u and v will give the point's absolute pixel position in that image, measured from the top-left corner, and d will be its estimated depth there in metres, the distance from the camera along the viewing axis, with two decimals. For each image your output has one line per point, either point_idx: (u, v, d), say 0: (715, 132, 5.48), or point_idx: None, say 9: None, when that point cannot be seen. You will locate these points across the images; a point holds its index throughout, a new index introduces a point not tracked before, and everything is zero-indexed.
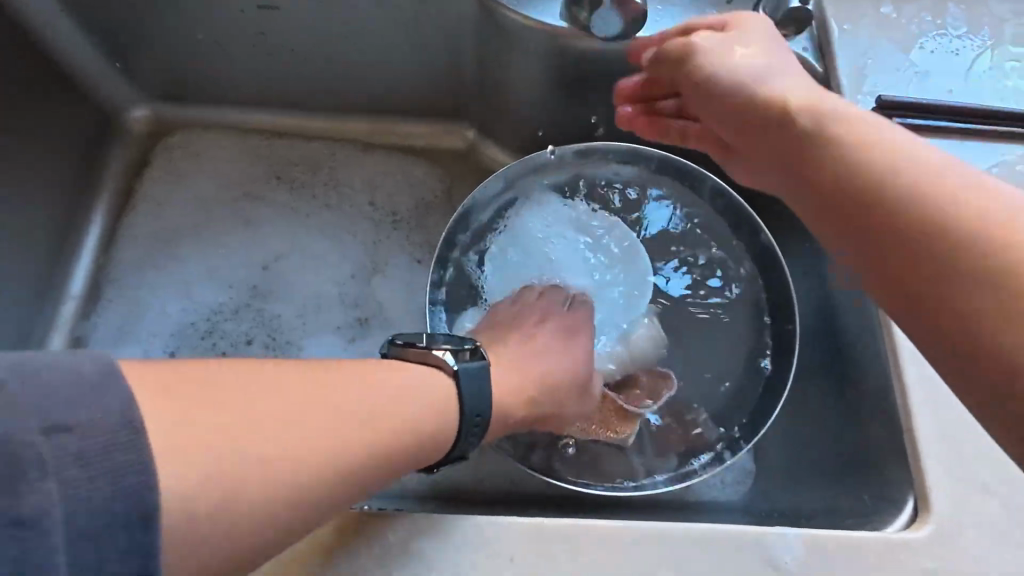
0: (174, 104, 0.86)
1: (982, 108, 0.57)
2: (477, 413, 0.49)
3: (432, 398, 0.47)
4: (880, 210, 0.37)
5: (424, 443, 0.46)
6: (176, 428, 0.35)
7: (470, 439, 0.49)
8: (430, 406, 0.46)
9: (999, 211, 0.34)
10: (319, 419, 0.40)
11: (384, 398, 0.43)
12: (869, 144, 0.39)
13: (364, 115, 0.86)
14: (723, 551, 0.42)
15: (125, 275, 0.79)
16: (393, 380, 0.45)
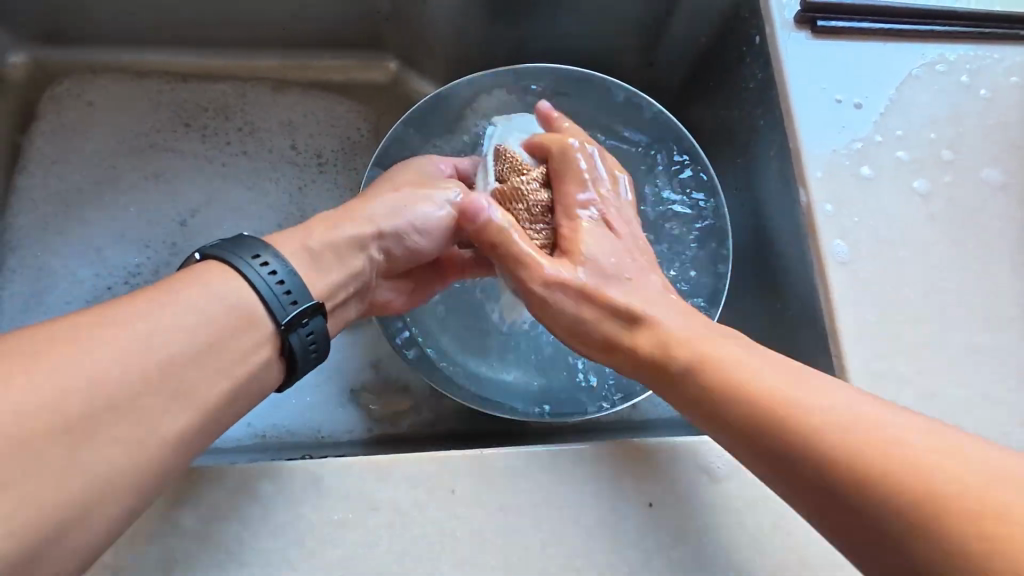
0: (57, 48, 0.77)
1: (901, 4, 0.56)
2: (282, 289, 0.42)
3: (236, 312, 0.40)
4: (805, 471, 0.35)
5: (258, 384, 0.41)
6: None
7: (308, 351, 0.44)
8: (242, 339, 0.40)
9: (876, 422, 0.35)
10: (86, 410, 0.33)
11: (182, 332, 0.37)
12: (769, 389, 0.38)
13: (274, 50, 0.79)
14: (660, 463, 0.43)
15: (25, 243, 0.72)
16: (194, 304, 0.38)
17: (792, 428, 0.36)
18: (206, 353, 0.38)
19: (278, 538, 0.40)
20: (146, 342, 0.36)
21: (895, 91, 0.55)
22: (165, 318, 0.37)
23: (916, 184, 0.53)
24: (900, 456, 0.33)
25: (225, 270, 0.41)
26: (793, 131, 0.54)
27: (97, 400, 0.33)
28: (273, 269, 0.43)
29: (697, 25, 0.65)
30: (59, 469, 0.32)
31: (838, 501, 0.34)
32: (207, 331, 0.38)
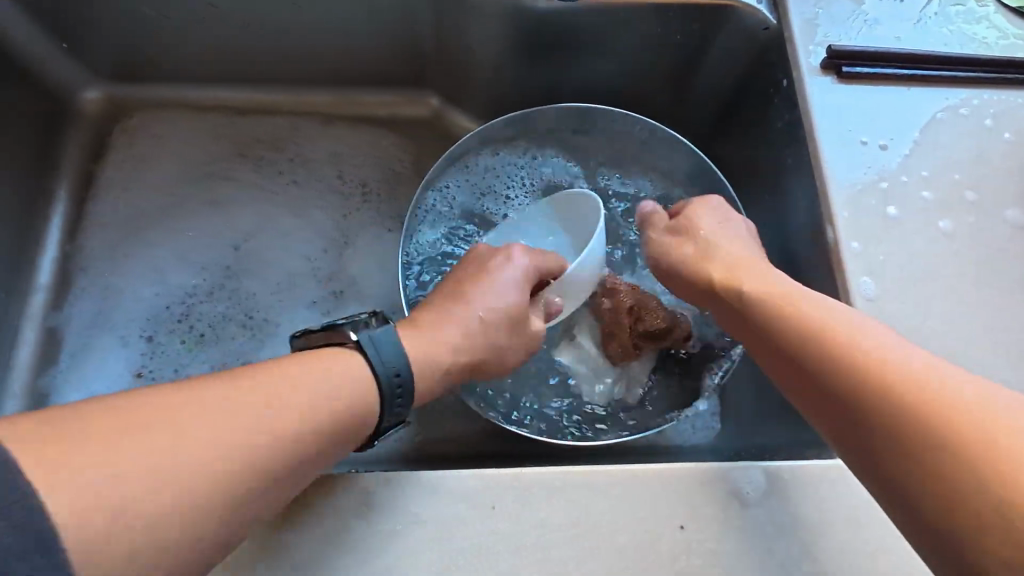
0: (130, 85, 0.83)
1: (921, 51, 0.59)
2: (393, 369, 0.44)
3: (351, 380, 0.42)
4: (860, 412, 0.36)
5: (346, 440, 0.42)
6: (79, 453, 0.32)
7: (394, 408, 0.44)
8: (337, 391, 0.41)
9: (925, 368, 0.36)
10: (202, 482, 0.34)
11: (280, 385, 0.39)
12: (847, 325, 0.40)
13: (324, 87, 0.85)
14: (692, 487, 0.45)
15: (93, 264, 0.77)
16: (300, 379, 0.39)
17: (849, 380, 0.37)
18: (315, 402, 0.39)
19: (332, 546, 0.43)
20: (272, 407, 0.37)
21: (920, 133, 0.57)
22: (277, 381, 0.39)
23: (941, 225, 0.54)
24: (986, 459, 0.31)
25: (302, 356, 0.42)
26: (820, 171, 0.56)
27: (191, 472, 0.34)
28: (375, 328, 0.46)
29: (725, 69, 0.69)
30: (157, 490, 0.33)
31: (855, 394, 0.36)
32: (301, 409, 0.38)
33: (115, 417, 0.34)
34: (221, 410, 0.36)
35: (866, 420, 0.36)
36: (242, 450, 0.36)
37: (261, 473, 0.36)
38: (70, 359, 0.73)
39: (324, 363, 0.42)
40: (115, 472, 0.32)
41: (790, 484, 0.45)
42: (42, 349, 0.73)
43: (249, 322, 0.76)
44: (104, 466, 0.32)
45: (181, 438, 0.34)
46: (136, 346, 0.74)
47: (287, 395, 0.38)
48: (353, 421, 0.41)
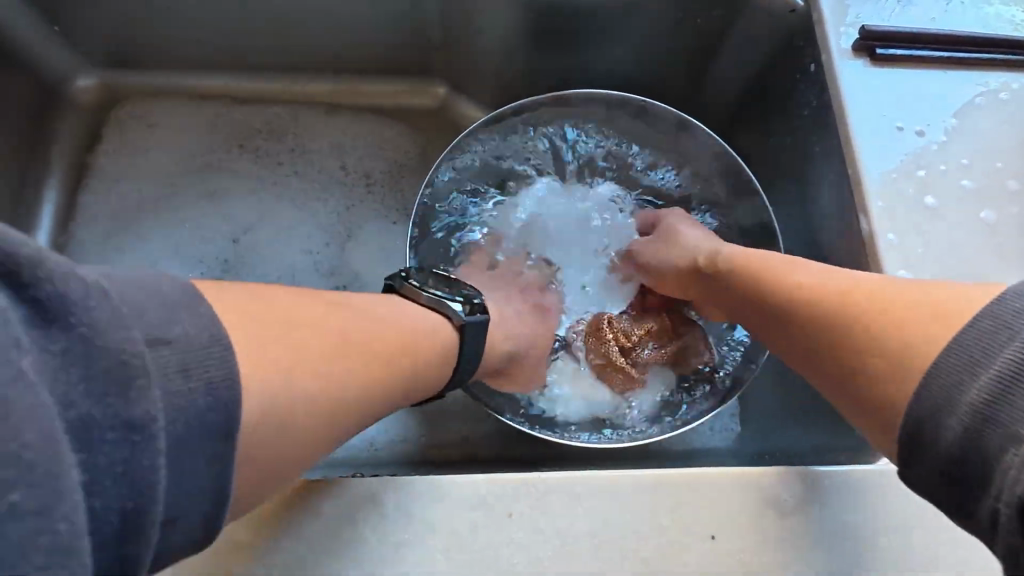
0: (126, 71, 0.80)
1: (959, 32, 0.56)
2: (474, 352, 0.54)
3: (438, 338, 0.51)
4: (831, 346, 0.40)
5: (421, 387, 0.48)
6: (263, 335, 0.36)
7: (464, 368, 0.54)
8: (430, 344, 0.49)
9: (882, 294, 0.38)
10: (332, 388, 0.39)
11: (378, 326, 0.45)
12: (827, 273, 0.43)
13: (327, 75, 0.82)
14: (723, 493, 0.42)
15: (86, 257, 0.74)
16: (413, 332, 0.48)
17: (852, 324, 0.38)
18: (405, 352, 0.46)
19: (333, 555, 0.39)
20: (399, 350, 0.46)
21: (958, 119, 0.54)
22: (381, 325, 0.46)
23: (983, 215, 0.51)
24: (963, 340, 0.32)
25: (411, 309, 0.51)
26: (853, 157, 0.53)
27: (327, 386, 0.39)
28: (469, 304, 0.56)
29: (748, 54, 0.66)
30: (289, 390, 0.37)
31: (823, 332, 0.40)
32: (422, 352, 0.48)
33: (267, 311, 0.38)
34: (359, 330, 0.43)
35: (875, 361, 0.37)
36: (353, 374, 0.41)
37: (360, 398, 0.41)
38: None
39: (425, 316, 0.51)
40: (272, 368, 0.36)
41: (826, 490, 0.42)
42: None
43: None
44: (272, 370, 0.36)
45: (317, 351, 0.39)
46: None
47: (405, 341, 0.47)
48: (430, 373, 0.49)
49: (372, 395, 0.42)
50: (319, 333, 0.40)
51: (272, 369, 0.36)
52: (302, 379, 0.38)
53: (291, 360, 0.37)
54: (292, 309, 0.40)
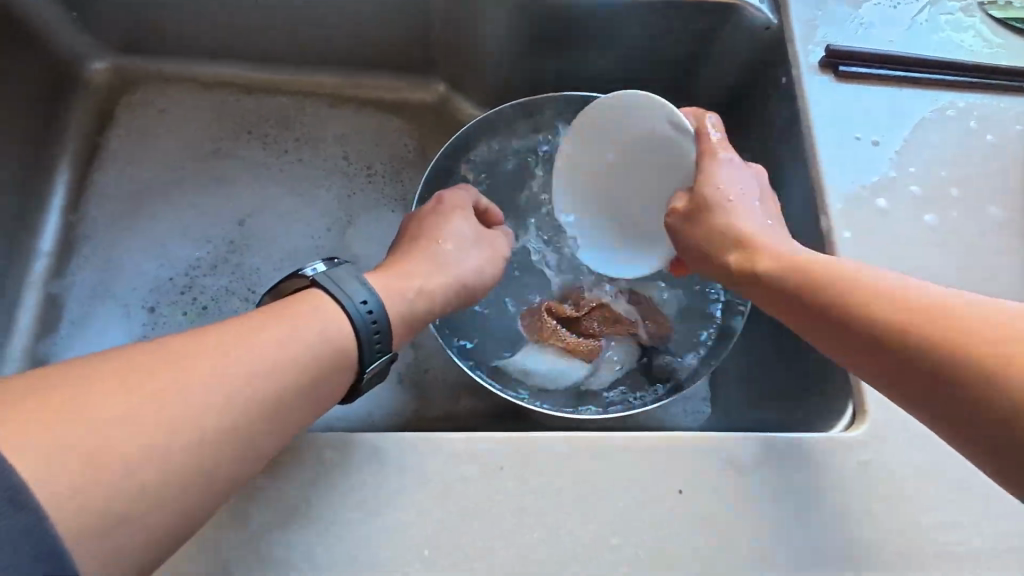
0: (137, 58, 0.84)
1: (912, 54, 0.62)
2: (369, 317, 0.45)
3: (330, 346, 0.43)
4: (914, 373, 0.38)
5: (320, 379, 0.42)
6: (55, 427, 0.33)
7: (373, 347, 0.45)
8: (277, 351, 0.40)
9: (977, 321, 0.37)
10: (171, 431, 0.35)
11: (239, 363, 0.38)
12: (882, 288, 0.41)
13: (332, 69, 0.86)
14: (691, 455, 0.47)
15: (96, 234, 0.78)
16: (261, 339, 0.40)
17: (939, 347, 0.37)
18: (271, 382, 0.39)
19: (343, 501, 0.43)
20: (183, 395, 0.36)
21: (909, 133, 0.60)
22: (237, 360, 0.38)
23: (927, 219, 0.57)
24: None
25: (325, 301, 0.44)
26: (816, 164, 0.59)
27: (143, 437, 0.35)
28: (364, 300, 0.45)
29: (728, 65, 0.71)
30: (94, 479, 0.33)
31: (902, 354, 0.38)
32: (295, 351, 0.41)
33: (46, 393, 0.34)
34: (192, 353, 0.38)
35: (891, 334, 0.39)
36: (190, 441, 0.36)
37: (211, 425, 0.37)
38: (70, 327, 0.73)
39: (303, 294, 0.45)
40: (66, 451, 0.33)
41: (781, 455, 0.48)
42: (42, 316, 0.73)
43: (252, 295, 0.76)
44: (65, 435, 0.33)
45: (123, 428, 0.34)
46: (137, 316, 0.74)
47: (255, 341, 0.40)
48: (319, 385, 0.42)
49: (225, 442, 0.37)
50: (126, 407, 0.35)
51: (73, 456, 0.33)
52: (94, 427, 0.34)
53: (62, 444, 0.33)
54: (96, 374, 0.35)
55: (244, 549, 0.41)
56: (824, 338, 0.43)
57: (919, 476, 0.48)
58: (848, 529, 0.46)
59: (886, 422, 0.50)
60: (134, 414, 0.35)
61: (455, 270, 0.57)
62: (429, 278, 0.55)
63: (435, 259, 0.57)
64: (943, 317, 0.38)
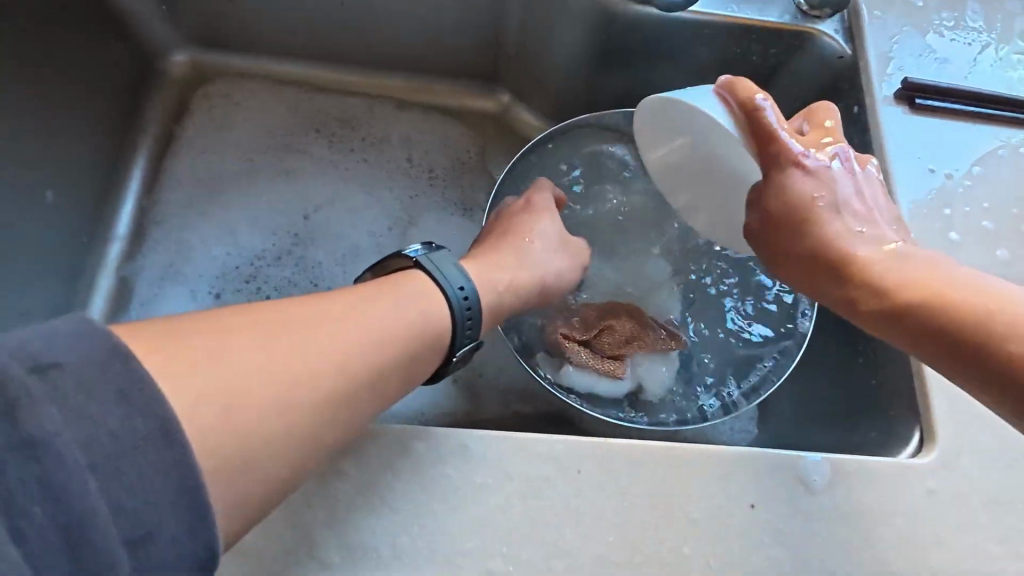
0: (215, 52, 0.86)
1: (987, 90, 0.63)
2: (465, 300, 0.47)
3: (434, 326, 0.45)
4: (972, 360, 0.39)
5: (423, 357, 0.44)
6: (185, 360, 0.34)
7: (465, 330, 0.47)
8: (394, 324, 0.42)
9: None
10: (295, 391, 0.36)
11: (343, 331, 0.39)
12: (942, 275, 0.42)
13: (401, 73, 0.88)
14: (764, 471, 0.48)
15: (168, 220, 0.80)
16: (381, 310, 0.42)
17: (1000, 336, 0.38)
18: (377, 352, 0.40)
19: (427, 493, 0.45)
20: (312, 354, 0.37)
21: (983, 167, 0.61)
22: (347, 324, 0.39)
23: (999, 252, 0.58)
24: None
25: (427, 282, 0.46)
26: (889, 193, 0.60)
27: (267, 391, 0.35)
28: (462, 289, 0.47)
29: (797, 91, 0.73)
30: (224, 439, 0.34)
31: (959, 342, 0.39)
32: (407, 325, 0.43)
33: (192, 328, 0.36)
34: (321, 312, 0.40)
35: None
36: (300, 400, 0.36)
37: (331, 384, 0.38)
38: (140, 308, 0.75)
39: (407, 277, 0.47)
40: (200, 387, 0.33)
41: (852, 477, 0.48)
42: (114, 296, 0.76)
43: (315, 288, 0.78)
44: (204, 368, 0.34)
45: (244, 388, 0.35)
46: (204, 302, 0.77)
47: (375, 310, 0.42)
48: (414, 359, 0.43)
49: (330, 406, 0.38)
50: (250, 360, 0.35)
51: (210, 394, 0.33)
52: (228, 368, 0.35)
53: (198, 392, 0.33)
54: (211, 327, 0.36)
55: (333, 532, 0.43)
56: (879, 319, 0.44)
57: (987, 507, 0.49)
58: (918, 555, 0.47)
59: (954, 452, 0.51)
60: (261, 357, 0.36)
61: (539, 267, 0.59)
62: (513, 271, 0.57)
63: (520, 252, 0.59)
64: (998, 310, 0.39)
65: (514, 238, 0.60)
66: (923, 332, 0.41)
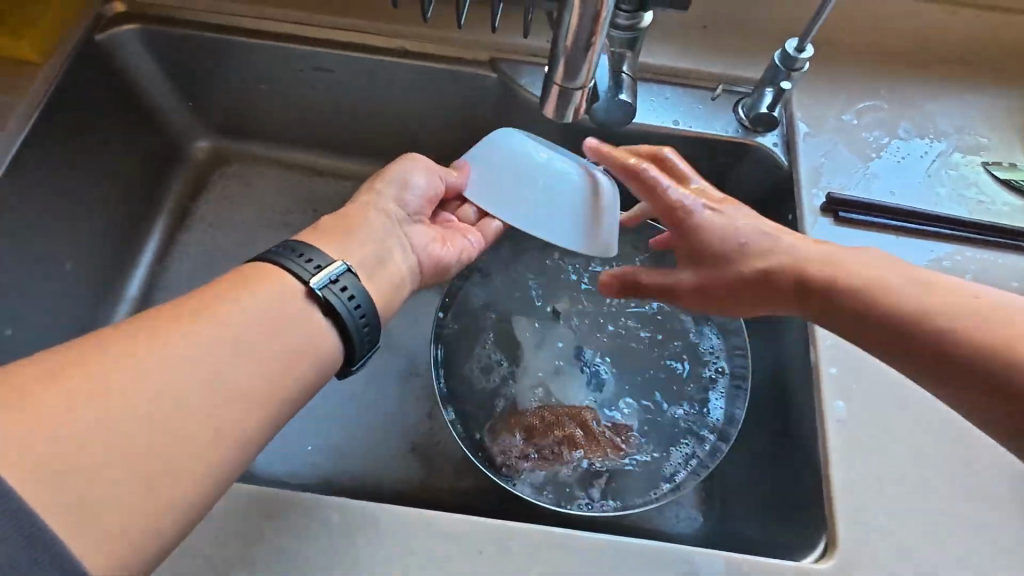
0: (233, 140, 0.98)
1: (907, 206, 0.68)
2: (357, 309, 0.51)
3: (316, 344, 0.49)
4: (932, 348, 0.47)
5: (302, 376, 0.48)
6: (43, 402, 0.37)
7: (362, 338, 0.52)
8: (266, 344, 0.46)
9: (965, 297, 0.48)
10: (172, 419, 0.41)
11: (246, 366, 0.44)
12: (887, 273, 0.51)
13: (393, 162, 0.97)
14: (655, 565, 0.50)
15: (174, 286, 0.89)
16: (250, 331, 0.46)
17: (941, 321, 0.47)
18: (255, 374, 0.45)
19: (336, 563, 0.49)
20: (186, 380, 0.42)
21: None
22: (219, 347, 0.44)
23: None
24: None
25: (293, 282, 0.50)
26: None
27: (139, 423, 0.39)
28: (344, 287, 0.51)
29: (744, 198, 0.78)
30: (132, 455, 0.39)
31: (910, 325, 0.48)
32: (282, 343, 0.47)
33: (45, 375, 0.39)
34: (185, 346, 0.43)
35: (954, 338, 0.46)
36: (206, 412, 0.42)
37: (210, 409, 0.42)
38: None
39: (271, 273, 0.50)
40: (58, 423, 0.37)
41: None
42: None
43: None
44: (65, 412, 0.38)
45: (148, 412, 0.40)
46: None
47: (249, 331, 0.46)
48: (293, 377, 0.47)
49: (239, 422, 0.43)
50: (158, 370, 0.41)
51: (65, 432, 0.37)
52: (93, 400, 0.39)
53: (100, 406, 0.39)
54: (90, 354, 0.40)
55: None
56: (828, 307, 0.52)
57: None
58: None
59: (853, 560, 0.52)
60: (119, 395, 0.39)
61: (403, 239, 0.62)
62: (371, 234, 0.59)
63: (384, 226, 0.60)
64: (941, 297, 0.48)
65: (381, 210, 0.61)
66: (880, 321, 0.49)
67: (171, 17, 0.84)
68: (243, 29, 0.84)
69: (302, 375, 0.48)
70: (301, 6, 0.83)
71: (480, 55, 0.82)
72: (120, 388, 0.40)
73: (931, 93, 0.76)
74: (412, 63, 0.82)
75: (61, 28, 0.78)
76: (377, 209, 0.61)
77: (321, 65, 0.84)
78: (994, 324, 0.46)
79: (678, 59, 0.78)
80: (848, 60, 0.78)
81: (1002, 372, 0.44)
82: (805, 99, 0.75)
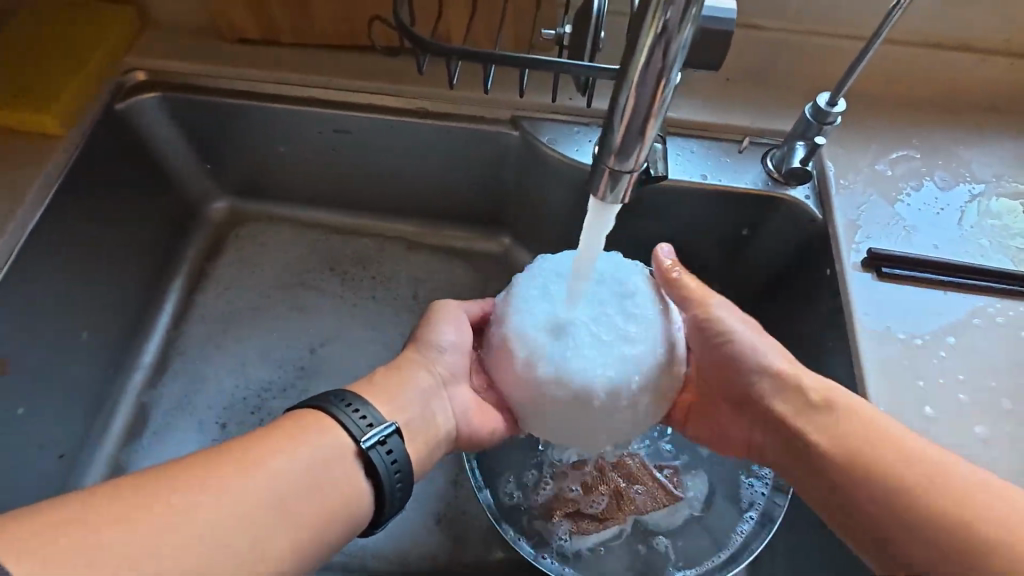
0: (250, 200, 0.97)
1: (951, 260, 0.65)
2: (394, 461, 0.52)
3: (349, 486, 0.50)
4: (880, 491, 0.49)
5: (332, 525, 0.48)
6: (108, 525, 0.40)
7: (395, 483, 0.52)
8: (304, 482, 0.47)
9: (940, 474, 0.48)
10: (217, 553, 0.42)
11: (292, 504, 0.46)
12: (870, 425, 0.52)
13: (412, 218, 0.96)
14: None
15: (190, 352, 0.87)
16: (299, 465, 0.48)
17: (900, 502, 0.48)
18: (295, 515, 0.46)
19: None
20: (234, 513, 0.43)
21: (955, 337, 0.62)
22: (263, 482, 0.46)
23: (976, 430, 0.57)
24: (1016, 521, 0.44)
25: (339, 430, 0.51)
26: (858, 360, 0.60)
27: (187, 554, 0.41)
28: (389, 448, 0.52)
29: (777, 251, 0.75)
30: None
31: (871, 487, 0.50)
32: (322, 481, 0.48)
33: (108, 503, 0.41)
34: (234, 478, 0.45)
35: (906, 506, 0.48)
36: (244, 551, 0.43)
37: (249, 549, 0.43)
38: (152, 436, 0.81)
39: (317, 419, 0.51)
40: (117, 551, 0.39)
41: None
42: (131, 422, 0.82)
43: None
44: (125, 534, 0.40)
45: (192, 545, 0.41)
46: (210, 432, 0.81)
47: (292, 468, 0.47)
48: (321, 528, 0.47)
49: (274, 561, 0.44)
50: (207, 503, 0.43)
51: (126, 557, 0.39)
52: (145, 529, 0.41)
53: (150, 534, 0.40)
54: (148, 482, 0.43)
55: None
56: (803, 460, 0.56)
57: None
58: None
59: None
60: (173, 523, 0.41)
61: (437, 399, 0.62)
62: (410, 391, 0.60)
63: (418, 384, 0.61)
64: (903, 467, 0.49)
65: (417, 360, 0.62)
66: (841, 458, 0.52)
67: (192, 84, 0.84)
68: (263, 91, 0.83)
69: (333, 525, 0.48)
70: (321, 68, 0.84)
71: (501, 114, 0.81)
72: (173, 520, 0.42)
73: (964, 140, 0.74)
74: (433, 123, 0.82)
75: (82, 98, 0.79)
76: (415, 362, 0.62)
77: (341, 126, 0.84)
78: (950, 516, 0.46)
79: (703, 112, 0.77)
80: (877, 109, 0.77)
81: (937, 541, 0.46)
82: (836, 149, 0.74)
